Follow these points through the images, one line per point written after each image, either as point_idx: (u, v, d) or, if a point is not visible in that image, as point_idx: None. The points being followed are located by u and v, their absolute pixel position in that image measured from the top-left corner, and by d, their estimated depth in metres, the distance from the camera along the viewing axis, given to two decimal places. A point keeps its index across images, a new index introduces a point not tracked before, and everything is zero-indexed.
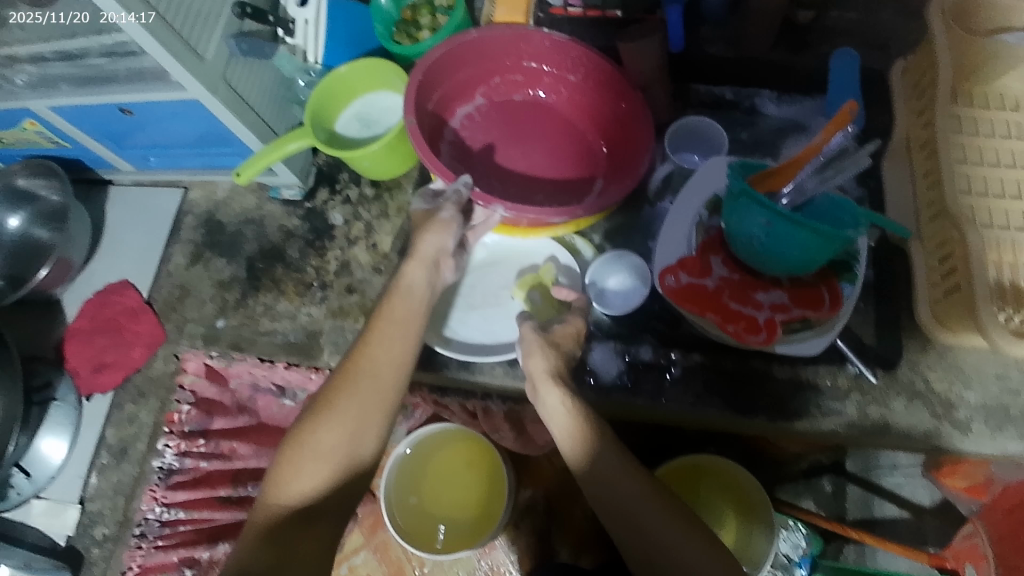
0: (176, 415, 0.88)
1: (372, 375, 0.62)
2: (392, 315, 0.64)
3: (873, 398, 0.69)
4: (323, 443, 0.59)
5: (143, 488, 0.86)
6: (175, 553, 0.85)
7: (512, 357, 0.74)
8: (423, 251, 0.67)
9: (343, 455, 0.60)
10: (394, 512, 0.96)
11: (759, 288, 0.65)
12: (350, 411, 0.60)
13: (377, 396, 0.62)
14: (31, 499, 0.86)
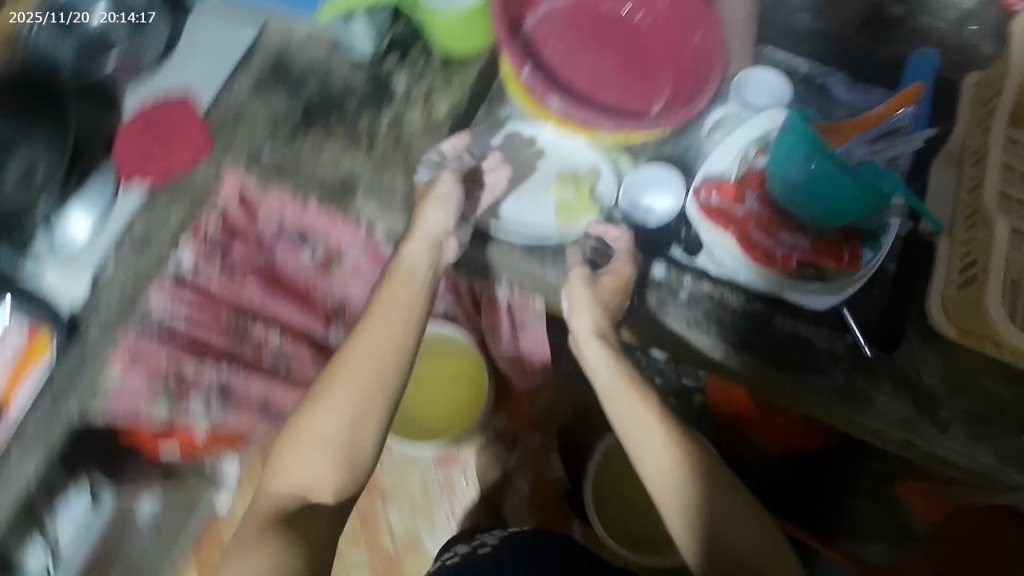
0: (203, 225, 0.93)
1: (359, 365, 0.76)
2: (383, 309, 0.78)
3: (863, 371, 0.70)
4: (321, 430, 0.75)
5: (156, 278, 0.92)
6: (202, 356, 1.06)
7: (532, 239, 0.74)
8: (422, 231, 0.75)
9: (340, 441, 0.75)
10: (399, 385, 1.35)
11: (784, 228, 0.70)
12: (341, 399, 0.75)
13: (368, 384, 0.76)
14: (46, 268, 0.89)
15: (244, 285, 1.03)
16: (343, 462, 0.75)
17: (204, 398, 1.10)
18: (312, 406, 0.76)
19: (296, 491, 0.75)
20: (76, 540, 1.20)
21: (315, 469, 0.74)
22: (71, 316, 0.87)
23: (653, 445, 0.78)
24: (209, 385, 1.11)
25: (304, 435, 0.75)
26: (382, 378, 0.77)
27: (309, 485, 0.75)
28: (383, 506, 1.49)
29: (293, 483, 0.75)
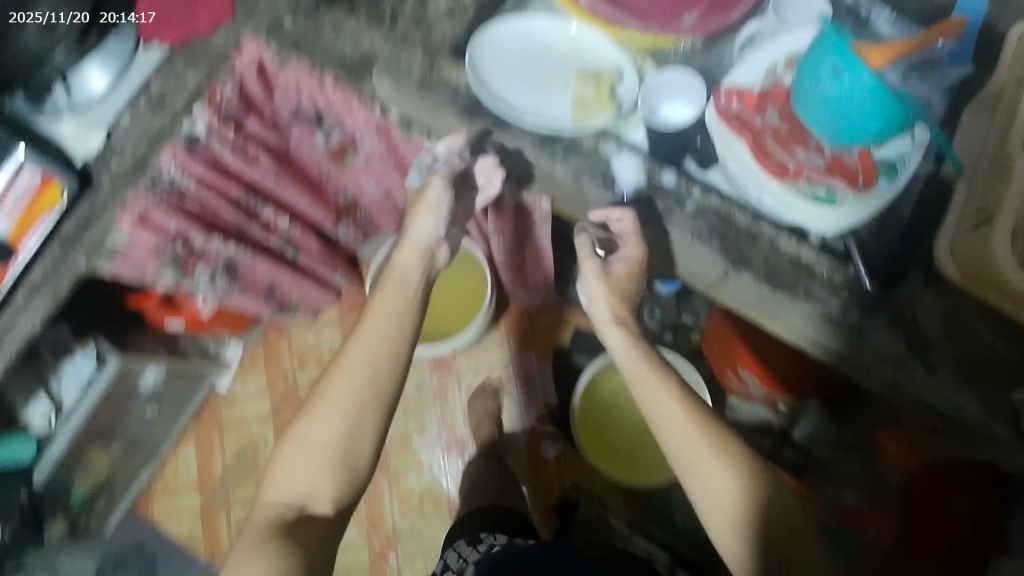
0: (219, 91, 0.91)
1: (355, 370, 0.77)
2: (381, 314, 0.80)
3: (858, 303, 0.69)
4: (320, 438, 0.76)
5: (167, 141, 0.91)
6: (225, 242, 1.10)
7: (545, 130, 0.72)
8: (415, 238, 0.83)
9: (337, 457, 0.76)
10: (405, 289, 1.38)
11: (806, 136, 0.69)
12: (341, 406, 0.76)
13: (366, 384, 0.77)
14: (64, 116, 0.90)
15: (256, 161, 1.03)
16: (340, 471, 0.77)
17: (210, 278, 1.16)
18: (308, 413, 0.77)
19: (295, 501, 0.77)
20: (81, 394, 1.25)
21: (311, 480, 0.76)
22: (84, 164, 0.89)
23: (709, 470, 0.74)
24: (215, 258, 1.13)
25: (301, 443, 0.77)
26: (382, 386, 0.77)
27: (306, 495, 0.77)
28: None
29: (293, 490, 0.77)
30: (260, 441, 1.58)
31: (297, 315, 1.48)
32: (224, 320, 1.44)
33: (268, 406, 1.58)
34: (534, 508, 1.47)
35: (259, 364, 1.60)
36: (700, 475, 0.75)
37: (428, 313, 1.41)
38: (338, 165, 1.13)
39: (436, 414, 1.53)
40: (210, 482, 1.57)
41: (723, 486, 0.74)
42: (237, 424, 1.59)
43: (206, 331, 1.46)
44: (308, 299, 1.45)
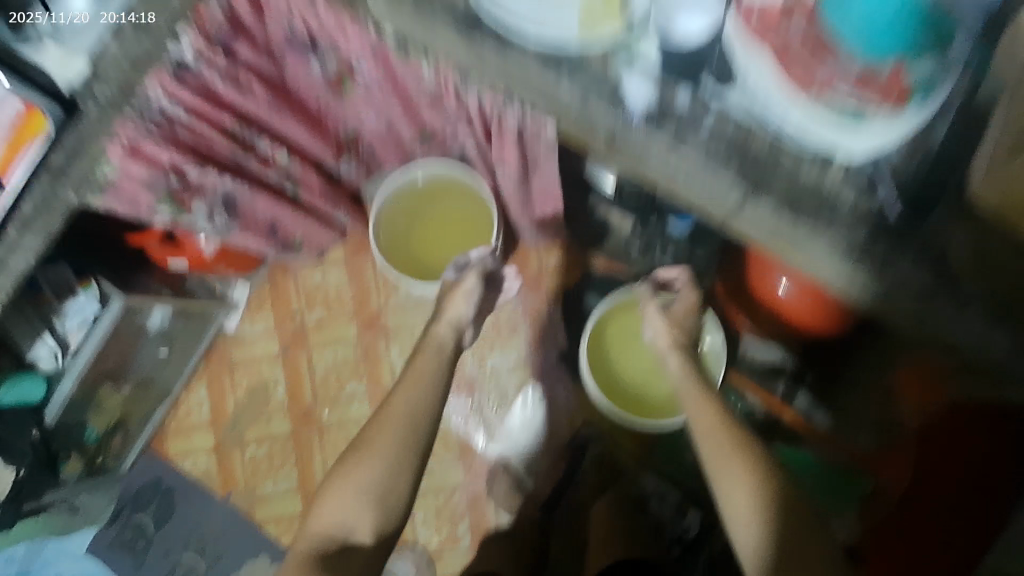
0: (206, 11, 0.85)
1: (392, 428, 1.00)
2: (416, 375, 1.07)
3: (885, 234, 0.65)
4: (365, 478, 0.98)
5: (154, 67, 0.87)
6: (223, 175, 1.08)
7: (559, 43, 0.66)
8: (451, 313, 1.16)
9: (376, 497, 0.98)
10: (404, 219, 1.35)
11: (838, 53, 0.59)
12: (379, 454, 0.99)
13: (404, 432, 1.00)
14: (46, 43, 0.84)
15: (249, 89, 1.00)
16: (376, 505, 0.97)
17: (210, 217, 1.14)
18: (358, 455, 0.99)
19: (337, 534, 0.97)
20: (87, 331, 1.24)
21: (350, 517, 0.97)
22: (70, 92, 0.84)
23: (730, 480, 0.83)
24: (212, 193, 1.10)
25: (346, 479, 0.98)
26: (415, 431, 1.00)
27: (348, 528, 0.97)
28: (385, 343, 1.51)
29: (335, 523, 0.97)
30: (269, 381, 1.55)
31: (302, 254, 1.45)
32: (229, 259, 1.41)
33: (276, 345, 1.55)
34: (542, 447, 1.47)
35: (266, 301, 1.56)
36: (725, 492, 0.83)
37: (427, 246, 1.37)
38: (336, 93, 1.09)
39: None
40: (222, 421, 1.57)
41: (741, 495, 0.81)
42: (247, 363, 1.56)
43: (211, 271, 1.43)
44: (312, 238, 1.42)
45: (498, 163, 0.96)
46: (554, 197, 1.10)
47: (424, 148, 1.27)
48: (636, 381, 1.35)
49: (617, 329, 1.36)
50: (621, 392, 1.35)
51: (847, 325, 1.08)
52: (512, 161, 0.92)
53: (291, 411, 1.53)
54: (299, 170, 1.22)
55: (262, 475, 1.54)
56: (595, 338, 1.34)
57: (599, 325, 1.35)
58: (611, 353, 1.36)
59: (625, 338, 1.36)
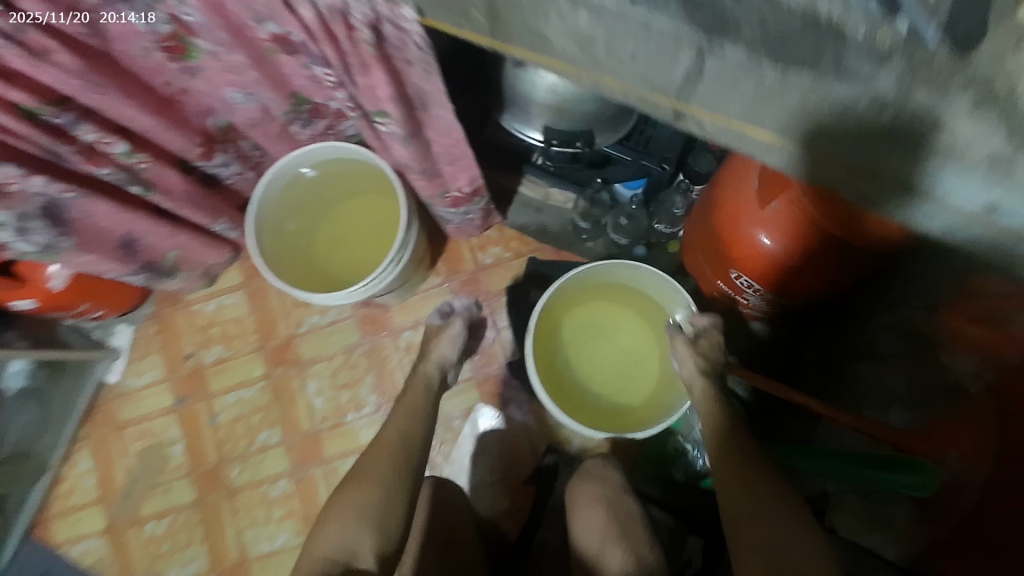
0: None
1: (390, 440, 0.84)
2: (404, 404, 0.91)
3: (925, 68, 0.40)
4: (364, 498, 0.76)
5: None
6: (35, 176, 0.85)
7: None
8: (434, 355, 1.03)
9: (377, 516, 0.75)
10: (292, 221, 1.10)
11: None
12: (373, 482, 0.78)
13: (400, 451, 0.82)
14: None
15: (50, 57, 0.75)
16: (376, 526, 0.74)
17: (26, 236, 0.91)
18: (352, 478, 0.79)
19: (339, 557, 0.70)
20: None
21: (353, 536, 0.72)
22: None
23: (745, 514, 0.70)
24: (24, 199, 0.87)
25: (342, 505, 0.76)
26: (412, 447, 0.84)
27: (350, 552, 0.71)
28: (298, 378, 1.26)
29: (334, 549, 0.71)
30: (165, 440, 1.27)
31: (182, 280, 1.21)
32: (95, 295, 1.15)
33: (169, 396, 1.27)
34: (500, 479, 1.22)
35: (153, 345, 1.29)
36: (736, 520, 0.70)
37: (330, 254, 1.12)
38: (177, 64, 0.88)
39: (372, 385, 1.24)
40: (111, 497, 1.27)
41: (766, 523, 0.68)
42: (136, 422, 1.28)
43: (78, 313, 1.17)
44: (190, 258, 1.17)
45: (373, 109, 0.74)
46: (462, 160, 0.88)
47: (305, 131, 1.05)
48: (604, 388, 1.11)
49: (570, 328, 1.13)
50: (590, 403, 1.10)
51: (851, 271, 0.86)
52: (383, 98, 0.71)
53: (194, 474, 1.26)
54: (149, 169, 0.99)
55: (165, 557, 1.24)
56: (545, 342, 1.10)
57: (557, 321, 1.12)
58: (569, 358, 1.12)
59: (582, 338, 1.13)
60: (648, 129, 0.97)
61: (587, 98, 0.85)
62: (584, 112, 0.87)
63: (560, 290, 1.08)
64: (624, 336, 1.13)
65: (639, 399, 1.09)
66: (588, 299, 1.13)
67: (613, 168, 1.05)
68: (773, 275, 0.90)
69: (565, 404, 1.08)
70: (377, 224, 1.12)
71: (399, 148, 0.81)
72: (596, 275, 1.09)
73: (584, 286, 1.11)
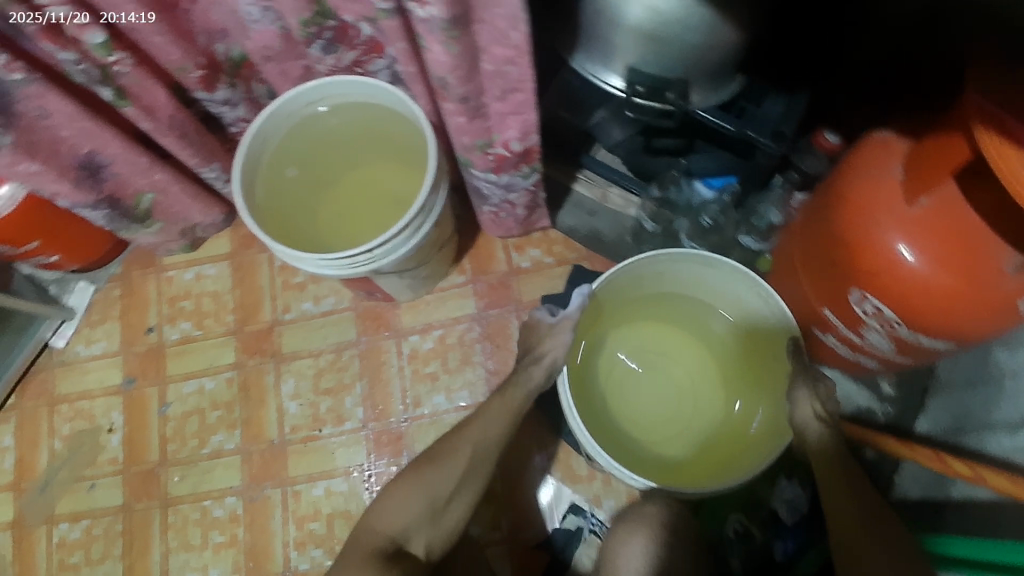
0: None
1: (475, 432, 0.77)
2: (501, 398, 0.80)
3: None
4: (435, 482, 0.73)
5: None
6: None
7: None
8: (541, 358, 0.83)
9: (435, 505, 0.72)
10: (297, 168, 0.91)
11: None
12: (448, 476, 0.73)
13: (480, 453, 0.76)
14: None
15: None
16: (433, 512, 0.72)
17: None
18: (423, 460, 0.75)
19: (395, 533, 0.70)
20: None
21: (415, 517, 0.71)
22: None
23: None
24: None
25: (414, 481, 0.73)
26: (491, 449, 0.77)
27: (406, 532, 0.70)
28: (273, 375, 1.03)
29: (395, 522, 0.71)
30: (103, 427, 1.04)
31: (155, 233, 1.00)
32: (47, 233, 0.95)
33: (118, 373, 1.05)
34: (503, 538, 0.96)
35: (114, 311, 1.08)
36: None
37: (338, 218, 0.92)
38: None
39: (361, 395, 1.01)
40: (26, 485, 1.03)
41: None
42: (73, 400, 1.05)
43: (24, 254, 0.96)
44: (172, 208, 0.97)
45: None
46: (516, 93, 0.68)
47: (326, 63, 0.87)
48: (648, 428, 0.89)
49: (613, 351, 0.92)
50: (631, 446, 0.88)
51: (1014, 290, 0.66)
52: None
53: (126, 473, 1.02)
54: (128, 75, 0.79)
55: (74, 571, 0.99)
56: (580, 359, 0.90)
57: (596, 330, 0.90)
58: (606, 386, 0.91)
59: (626, 366, 0.92)
60: (752, 105, 0.77)
61: (695, 27, 0.67)
62: (688, 46, 0.69)
63: (611, 296, 0.87)
64: (681, 368, 0.92)
65: (701, 445, 0.88)
66: (633, 317, 0.92)
67: (697, 158, 0.86)
68: (908, 298, 0.70)
69: (601, 439, 0.85)
70: (401, 189, 0.92)
71: (437, 48, 0.61)
72: (657, 283, 0.88)
73: (636, 297, 0.90)
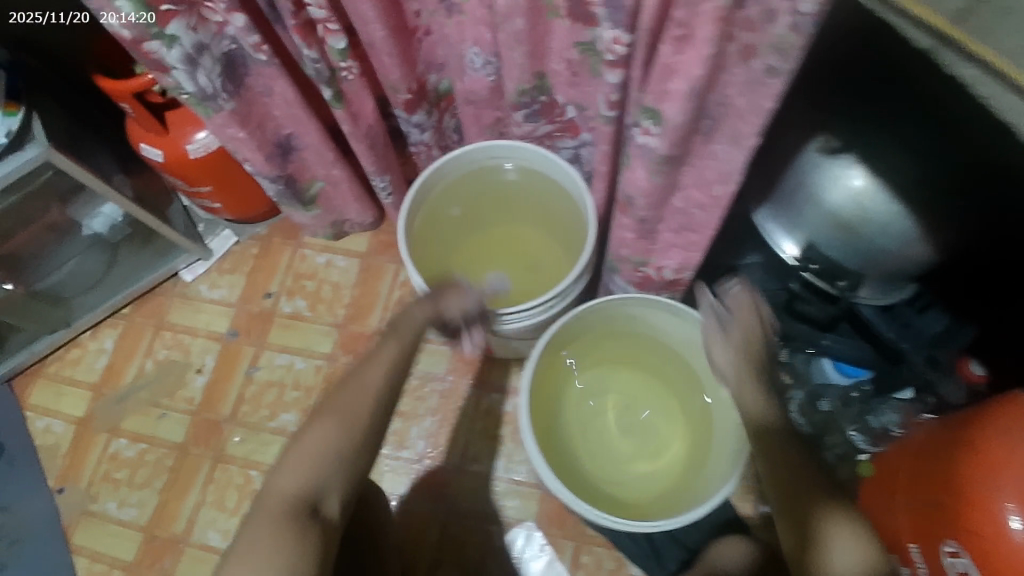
0: None
1: (368, 369, 0.69)
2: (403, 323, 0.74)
3: None
4: (320, 437, 0.63)
5: None
6: (236, 24, 0.71)
7: None
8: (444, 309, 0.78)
9: (331, 457, 0.62)
10: (458, 207, 0.96)
11: None
12: (355, 418, 0.64)
13: (361, 404, 0.65)
14: None
15: None
16: (339, 472, 0.63)
17: (190, 70, 0.74)
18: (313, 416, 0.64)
19: (304, 498, 0.60)
20: None
21: (325, 476, 0.62)
22: None
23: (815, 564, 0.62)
24: (216, 41, 0.74)
25: (305, 444, 0.62)
26: (393, 392, 0.68)
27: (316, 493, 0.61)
28: None
29: (300, 485, 0.61)
30: (193, 365, 1.09)
31: (311, 217, 1.06)
32: (219, 183, 1.02)
33: (225, 323, 1.11)
34: None
35: (244, 267, 1.14)
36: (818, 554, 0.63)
37: (481, 266, 0.97)
38: None
39: (427, 429, 1.04)
40: (107, 390, 1.09)
41: None
42: (178, 331, 1.12)
43: (193, 192, 1.04)
44: (333, 200, 1.03)
45: (645, 104, 0.58)
46: (690, 232, 0.72)
47: (522, 128, 0.91)
48: (601, 468, 0.91)
49: (582, 387, 0.94)
50: (578, 475, 0.88)
51: None
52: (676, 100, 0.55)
53: (195, 416, 1.06)
54: (351, 82, 0.85)
55: (114, 485, 1.04)
56: (550, 388, 0.91)
57: (575, 360, 0.93)
58: (574, 420, 0.93)
59: (592, 402, 0.94)
60: (913, 313, 0.84)
61: (890, 232, 0.74)
62: (875, 248, 0.76)
63: (584, 333, 0.90)
64: (645, 409, 0.94)
65: (640, 491, 0.89)
66: (606, 357, 0.94)
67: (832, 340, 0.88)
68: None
69: (561, 476, 0.87)
70: (544, 261, 0.96)
71: (641, 172, 0.64)
72: (627, 326, 0.91)
73: (610, 336, 0.93)
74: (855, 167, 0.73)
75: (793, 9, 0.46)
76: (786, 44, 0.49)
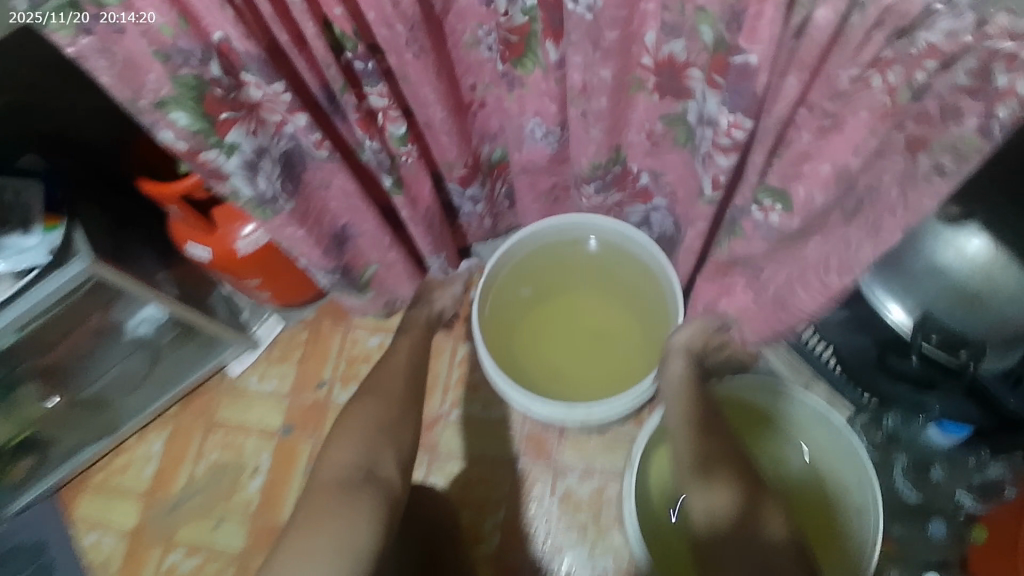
0: None
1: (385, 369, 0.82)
2: (411, 318, 0.92)
3: None
4: (369, 415, 0.74)
5: None
6: (296, 122, 0.67)
7: None
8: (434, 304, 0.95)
9: (375, 426, 0.73)
10: (530, 286, 0.92)
11: None
12: (391, 402, 0.76)
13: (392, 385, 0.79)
14: None
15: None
16: (386, 439, 0.72)
17: (250, 175, 0.68)
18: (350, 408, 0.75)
19: (358, 468, 0.68)
20: (14, 291, 0.75)
21: (372, 449, 0.71)
22: None
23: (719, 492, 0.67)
24: (275, 141, 0.69)
25: (354, 420, 0.73)
26: (411, 376, 0.81)
27: (370, 463, 0.69)
28: (422, 469, 1.01)
29: (352, 456, 0.69)
30: (247, 467, 1.03)
31: (363, 300, 1.00)
32: (268, 274, 0.96)
33: (278, 419, 1.05)
34: None
35: (293, 355, 1.09)
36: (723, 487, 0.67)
37: (554, 344, 0.92)
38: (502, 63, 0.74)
39: (504, 520, 0.98)
40: (159, 498, 1.03)
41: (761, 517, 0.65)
42: (229, 430, 1.06)
43: (241, 286, 0.98)
44: (387, 282, 0.97)
45: (770, 183, 0.56)
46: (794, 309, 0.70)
47: (590, 201, 0.85)
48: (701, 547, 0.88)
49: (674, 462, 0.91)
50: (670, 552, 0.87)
51: None
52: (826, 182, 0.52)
53: (253, 522, 1.00)
54: (410, 167, 0.79)
55: None
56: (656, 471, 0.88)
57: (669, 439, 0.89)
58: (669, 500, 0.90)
59: None
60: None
61: (1007, 302, 0.72)
62: (998, 316, 0.72)
63: None
64: None
65: None
66: None
67: (940, 399, 0.77)
68: None
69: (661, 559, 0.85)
70: (626, 337, 0.91)
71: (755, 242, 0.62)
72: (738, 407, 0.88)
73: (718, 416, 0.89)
74: (975, 232, 0.72)
75: (986, 114, 0.43)
76: (968, 148, 0.46)
